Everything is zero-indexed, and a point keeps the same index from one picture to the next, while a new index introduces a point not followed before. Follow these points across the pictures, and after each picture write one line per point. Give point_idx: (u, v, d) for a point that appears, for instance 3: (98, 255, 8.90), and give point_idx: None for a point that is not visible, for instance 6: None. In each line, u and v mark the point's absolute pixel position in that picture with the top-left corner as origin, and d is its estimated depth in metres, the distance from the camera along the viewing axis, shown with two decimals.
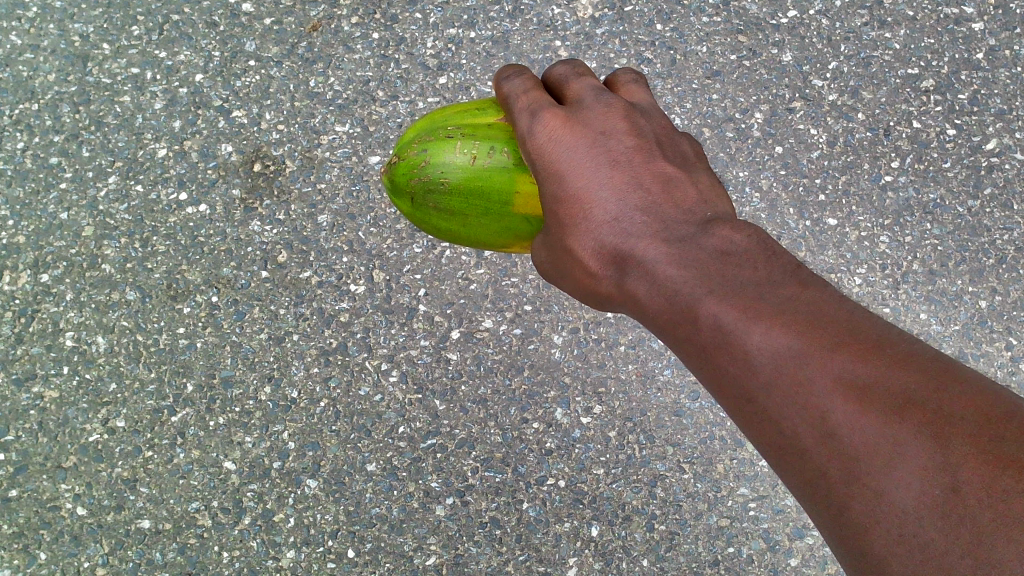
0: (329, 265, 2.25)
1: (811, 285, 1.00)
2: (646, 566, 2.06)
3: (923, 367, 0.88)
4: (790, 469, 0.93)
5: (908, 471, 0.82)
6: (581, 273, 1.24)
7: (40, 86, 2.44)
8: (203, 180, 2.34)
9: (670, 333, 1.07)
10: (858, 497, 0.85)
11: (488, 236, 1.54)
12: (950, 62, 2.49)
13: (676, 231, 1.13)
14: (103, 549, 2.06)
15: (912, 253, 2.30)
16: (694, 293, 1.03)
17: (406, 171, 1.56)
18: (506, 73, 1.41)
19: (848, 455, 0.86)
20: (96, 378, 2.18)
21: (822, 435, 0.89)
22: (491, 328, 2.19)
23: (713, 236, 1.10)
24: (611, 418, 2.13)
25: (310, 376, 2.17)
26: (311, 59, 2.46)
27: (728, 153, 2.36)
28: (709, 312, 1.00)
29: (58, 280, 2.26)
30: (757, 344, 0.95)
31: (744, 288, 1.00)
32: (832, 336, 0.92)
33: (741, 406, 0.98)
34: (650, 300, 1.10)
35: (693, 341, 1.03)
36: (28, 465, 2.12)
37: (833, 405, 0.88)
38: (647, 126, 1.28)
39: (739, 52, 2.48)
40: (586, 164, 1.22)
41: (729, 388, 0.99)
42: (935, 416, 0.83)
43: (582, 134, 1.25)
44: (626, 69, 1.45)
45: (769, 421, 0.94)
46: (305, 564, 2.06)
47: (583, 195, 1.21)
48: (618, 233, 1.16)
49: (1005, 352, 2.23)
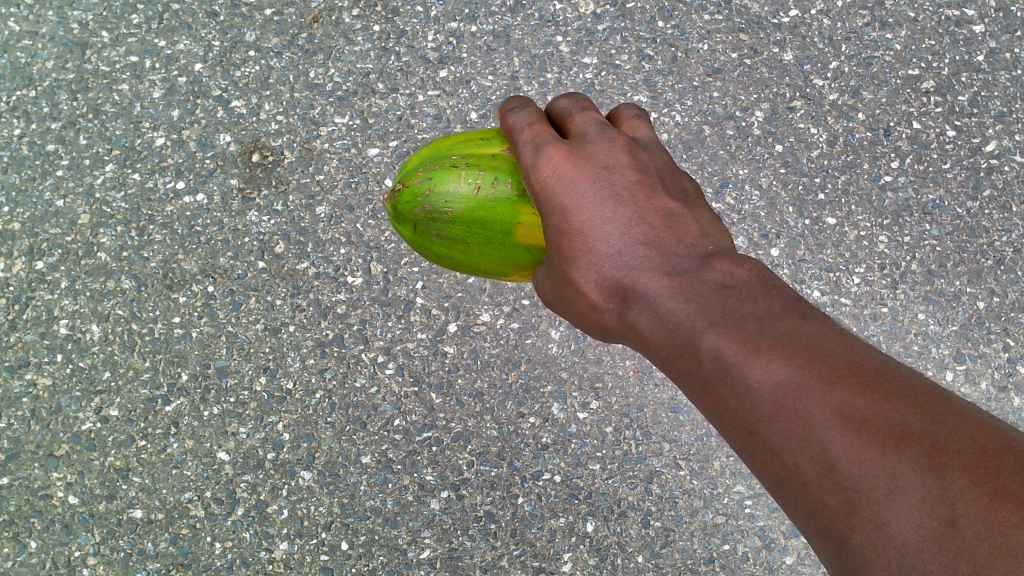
0: (326, 256, 2.24)
1: (812, 321, 1.00)
2: (642, 562, 2.05)
3: (922, 402, 0.88)
4: (794, 504, 0.92)
5: (907, 504, 0.81)
6: (584, 304, 1.23)
7: (38, 73, 2.43)
8: (201, 170, 2.33)
9: (671, 367, 1.07)
10: (859, 530, 0.84)
11: (488, 264, 1.53)
12: (950, 64, 2.49)
13: (677, 264, 1.12)
14: (95, 538, 2.05)
15: (911, 254, 2.30)
16: (695, 327, 1.03)
17: (408, 198, 1.54)
18: (511, 105, 1.39)
19: (848, 489, 0.86)
20: (89, 366, 2.17)
21: (823, 468, 0.88)
22: (488, 322, 2.18)
23: (714, 271, 1.10)
24: (608, 414, 2.12)
25: (305, 368, 2.16)
26: (312, 50, 2.45)
27: (728, 152, 2.36)
28: (710, 346, 1.00)
29: (53, 267, 2.25)
30: (758, 378, 0.94)
31: (745, 324, 1.00)
32: (832, 373, 0.92)
33: (743, 442, 0.97)
34: (653, 333, 1.09)
35: (695, 376, 1.02)
36: (20, 453, 2.11)
37: (832, 438, 0.88)
38: (649, 160, 1.28)
39: (741, 51, 2.47)
40: (589, 196, 1.21)
41: (732, 422, 0.98)
42: (933, 449, 0.83)
43: (584, 166, 1.24)
44: (629, 104, 1.43)
45: (771, 456, 0.94)
46: (298, 556, 2.04)
47: (585, 226, 1.20)
48: (620, 265, 1.16)
49: (1004, 353, 2.22)
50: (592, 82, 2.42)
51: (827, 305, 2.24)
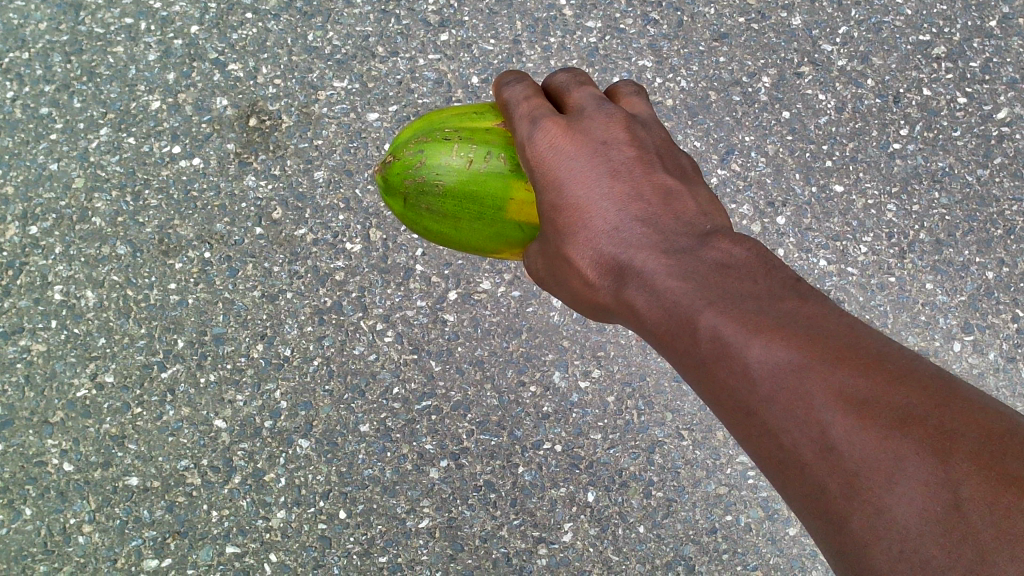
0: (325, 223, 2.21)
1: (813, 301, 0.97)
2: (643, 532, 2.02)
3: (927, 384, 0.84)
4: (790, 487, 0.88)
5: (910, 487, 0.79)
6: (578, 281, 1.19)
7: (32, 34, 2.38)
8: (197, 134, 2.29)
9: (666, 346, 1.03)
10: (858, 513, 0.81)
11: (477, 238, 1.49)
12: (962, 30, 2.43)
13: (675, 242, 1.09)
14: (89, 506, 2.02)
15: (919, 223, 2.25)
16: (694, 305, 0.99)
17: (398, 170, 1.50)
18: (508, 79, 1.35)
19: (849, 471, 0.82)
20: (84, 333, 2.14)
21: (823, 449, 0.85)
22: (489, 290, 2.14)
23: (712, 250, 1.06)
24: (610, 383, 2.09)
25: (303, 335, 2.13)
26: (310, 13, 2.40)
27: (734, 118, 2.31)
28: (708, 324, 0.96)
29: (47, 232, 2.21)
30: (757, 357, 0.91)
31: (745, 302, 0.97)
32: (834, 353, 0.88)
33: (739, 424, 0.94)
34: (649, 311, 1.06)
35: (691, 356, 0.98)
36: (14, 419, 2.08)
37: (833, 419, 0.84)
38: (648, 138, 1.24)
39: (748, 15, 2.42)
40: (587, 172, 1.17)
41: (728, 403, 0.95)
42: (936, 431, 0.80)
43: (581, 143, 1.20)
44: (627, 81, 1.39)
45: (767, 435, 0.90)
46: (296, 525, 2.01)
47: (584, 203, 1.16)
48: (618, 242, 1.12)
49: (1013, 324, 2.18)
50: (596, 46, 2.38)
51: (833, 274, 2.20)
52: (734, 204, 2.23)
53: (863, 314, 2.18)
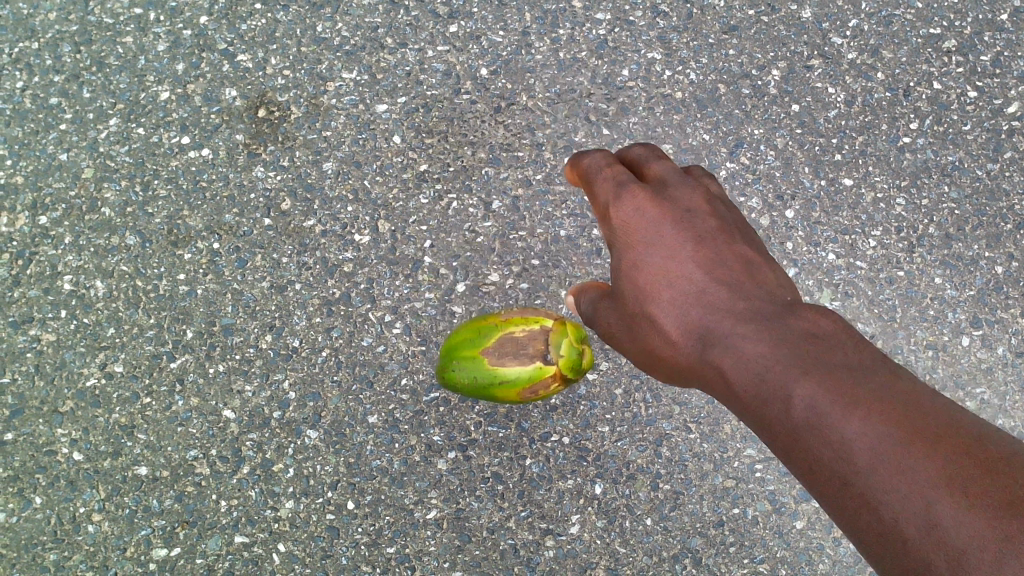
0: (333, 214, 2.23)
1: (900, 376, 1.02)
2: (650, 525, 2.02)
3: (959, 437, 0.90)
4: (859, 529, 0.93)
5: (917, 502, 0.87)
6: (663, 342, 1.32)
7: (41, 24, 2.37)
8: (206, 125, 2.30)
9: (751, 407, 1.10)
10: (894, 545, 0.88)
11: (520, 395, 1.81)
12: (973, 23, 2.42)
13: (757, 310, 1.21)
14: (99, 495, 2.03)
15: (929, 217, 2.25)
16: (783, 375, 1.06)
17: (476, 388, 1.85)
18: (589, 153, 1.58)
19: (868, 502, 0.92)
20: (94, 323, 2.14)
21: (857, 484, 0.93)
22: (497, 282, 2.17)
23: (799, 321, 1.16)
24: (617, 375, 2.08)
25: (312, 326, 2.13)
26: (319, 4, 2.40)
27: (743, 111, 2.32)
28: (757, 356, 1.13)
29: (56, 223, 2.22)
30: (802, 396, 1.02)
31: (786, 334, 1.14)
32: (899, 410, 0.94)
33: (806, 471, 1.01)
34: (737, 375, 1.14)
35: (778, 422, 1.05)
36: (24, 409, 2.09)
37: (858, 439, 0.94)
38: (726, 215, 1.46)
39: (758, 7, 2.40)
40: (676, 242, 1.37)
41: (802, 454, 1.01)
42: (975, 468, 0.86)
43: (670, 212, 1.42)
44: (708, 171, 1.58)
45: (820, 471, 0.98)
46: (304, 515, 2.02)
47: (666, 261, 1.36)
48: (695, 299, 1.29)
49: (1021, 319, 2.18)
50: (605, 38, 2.37)
51: (842, 268, 2.20)
52: (743, 197, 2.23)
53: (873, 308, 2.17)
